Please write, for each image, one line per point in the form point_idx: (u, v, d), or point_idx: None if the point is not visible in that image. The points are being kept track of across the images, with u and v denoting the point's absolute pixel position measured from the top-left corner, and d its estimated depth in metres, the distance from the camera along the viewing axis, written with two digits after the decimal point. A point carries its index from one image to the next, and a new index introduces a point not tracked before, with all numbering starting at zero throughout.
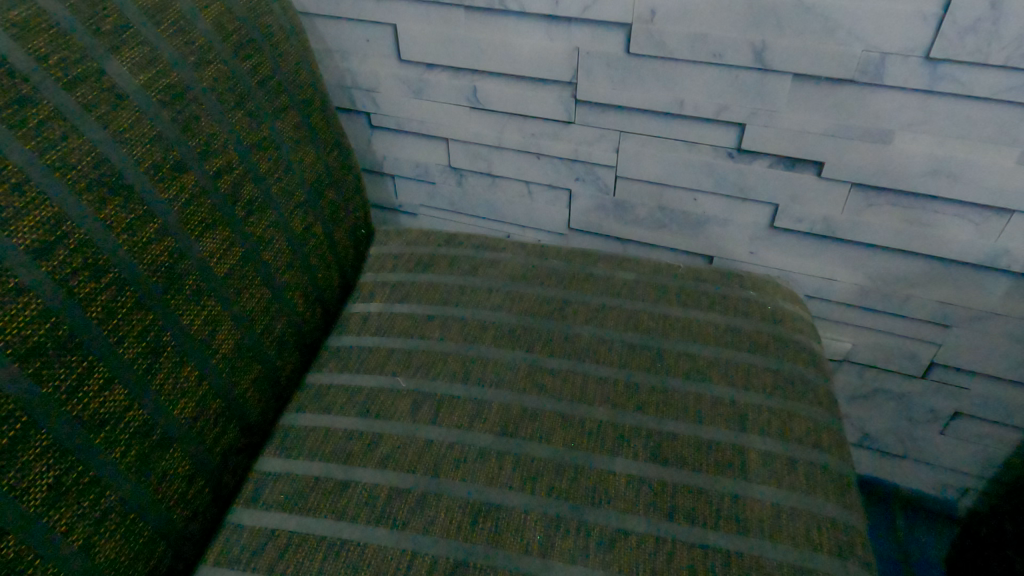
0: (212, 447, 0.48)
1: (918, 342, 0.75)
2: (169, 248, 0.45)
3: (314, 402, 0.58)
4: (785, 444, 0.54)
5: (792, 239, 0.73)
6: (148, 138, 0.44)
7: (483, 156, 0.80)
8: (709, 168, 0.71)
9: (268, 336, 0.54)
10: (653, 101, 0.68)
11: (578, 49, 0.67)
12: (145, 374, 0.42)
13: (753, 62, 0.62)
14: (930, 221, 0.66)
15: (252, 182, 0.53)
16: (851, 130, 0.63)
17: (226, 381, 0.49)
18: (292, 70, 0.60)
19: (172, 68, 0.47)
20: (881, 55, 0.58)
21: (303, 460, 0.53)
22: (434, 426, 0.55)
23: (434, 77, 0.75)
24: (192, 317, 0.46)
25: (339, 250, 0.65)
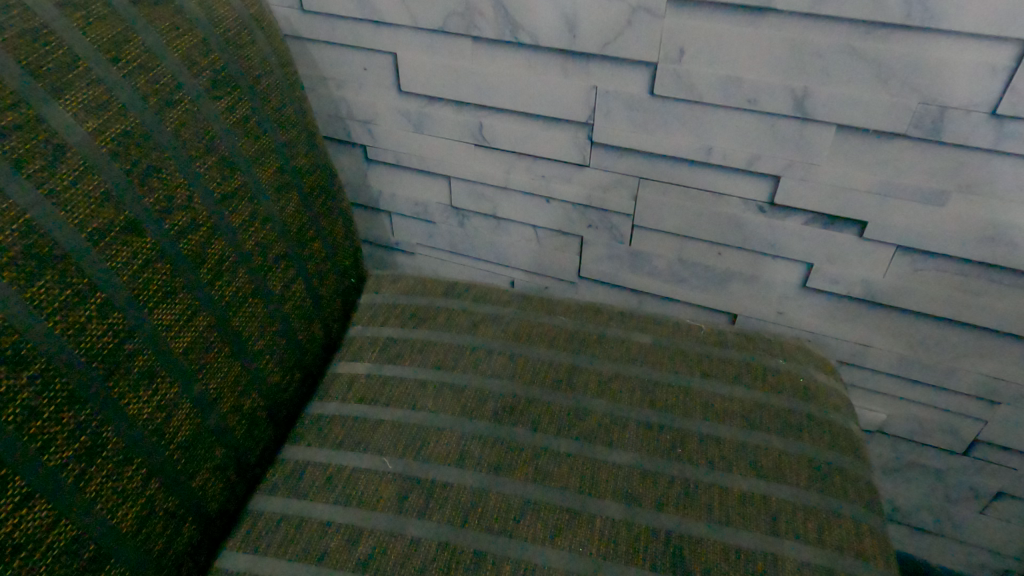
0: (161, 553, 0.41)
1: (962, 417, 0.68)
2: (114, 326, 0.38)
3: (290, 483, 0.51)
4: (824, 554, 0.47)
5: (826, 301, 0.66)
6: (95, 196, 0.38)
7: (487, 197, 0.74)
8: (737, 221, 0.64)
9: (235, 414, 0.47)
10: (678, 148, 0.61)
11: (596, 88, 0.61)
12: (76, 481, 0.35)
13: (793, 110, 0.55)
14: (984, 290, 0.59)
15: (223, 238, 0.46)
16: (900, 189, 0.56)
17: (181, 475, 0.42)
18: (275, 107, 0.53)
19: (129, 112, 0.41)
20: (940, 109, 0.51)
21: (269, 557, 0.46)
22: (422, 520, 0.48)
23: (436, 110, 0.69)
24: (141, 405, 0.39)
25: (323, 305, 0.58)
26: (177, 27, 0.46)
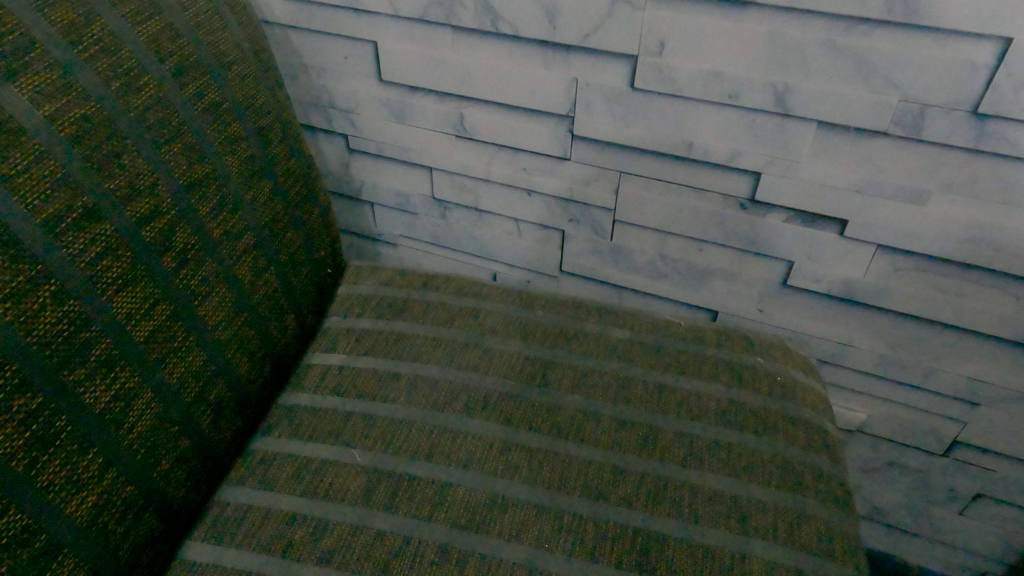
0: (119, 544, 0.41)
1: (941, 418, 0.67)
2: (70, 314, 0.37)
3: (257, 475, 0.51)
4: (791, 554, 0.47)
5: (807, 299, 0.65)
6: (51, 182, 0.37)
7: (469, 188, 0.73)
8: (718, 217, 0.63)
9: (200, 404, 0.47)
10: (659, 142, 0.60)
11: (577, 80, 0.60)
12: (28, 470, 0.35)
13: (773, 106, 0.54)
14: (965, 291, 0.58)
15: (189, 227, 0.46)
16: (881, 187, 0.55)
17: (140, 465, 0.42)
18: (248, 95, 0.53)
19: (90, 96, 0.40)
20: (921, 107, 0.50)
21: (233, 549, 0.46)
22: (388, 514, 0.48)
23: (418, 100, 0.68)
24: (98, 394, 0.39)
25: (296, 295, 0.58)
26: (144, 12, 0.45)
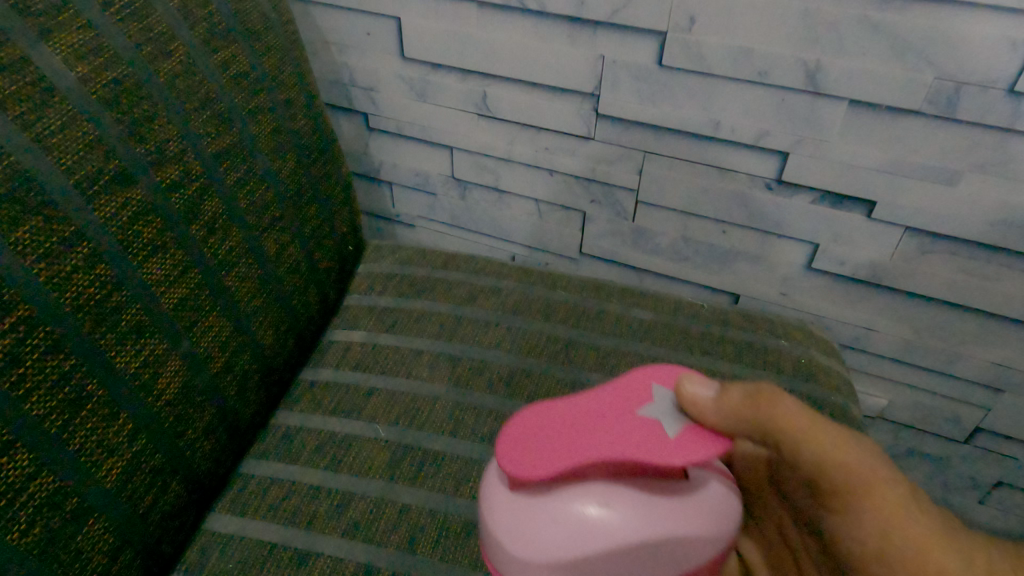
0: (147, 511, 0.40)
1: (965, 405, 0.67)
2: (101, 278, 0.37)
3: (280, 448, 0.50)
4: None
5: (831, 283, 0.65)
6: (83, 144, 0.37)
7: (490, 168, 0.73)
8: (743, 198, 0.63)
9: (226, 374, 0.47)
10: (685, 121, 0.60)
11: (603, 57, 0.59)
12: (60, 432, 0.35)
13: (804, 84, 0.53)
14: (994, 275, 0.57)
15: (216, 196, 0.46)
16: (912, 168, 0.54)
17: (168, 432, 0.42)
18: (272, 67, 0.52)
19: (122, 59, 0.40)
20: (956, 85, 0.49)
21: (258, 520, 0.46)
22: (413, 488, 0.48)
23: (440, 78, 0.68)
24: (128, 359, 0.39)
25: (318, 270, 0.58)
26: None
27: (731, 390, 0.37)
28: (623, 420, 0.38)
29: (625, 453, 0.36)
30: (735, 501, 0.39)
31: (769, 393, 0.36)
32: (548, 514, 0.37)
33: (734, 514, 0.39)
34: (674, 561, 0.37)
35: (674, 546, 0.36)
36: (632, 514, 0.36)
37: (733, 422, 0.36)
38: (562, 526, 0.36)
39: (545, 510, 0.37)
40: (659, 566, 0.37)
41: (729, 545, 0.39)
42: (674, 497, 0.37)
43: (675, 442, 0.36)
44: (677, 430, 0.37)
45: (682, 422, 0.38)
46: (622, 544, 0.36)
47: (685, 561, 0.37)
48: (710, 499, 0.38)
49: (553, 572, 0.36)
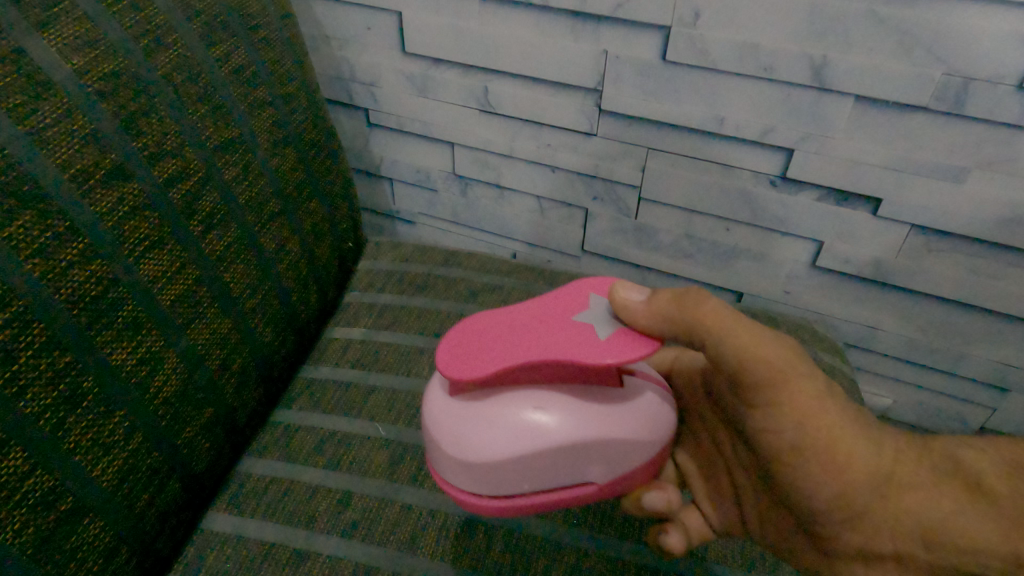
0: (143, 510, 0.40)
1: (970, 405, 0.67)
2: (97, 274, 0.37)
3: (279, 447, 0.50)
4: None
5: (835, 281, 0.64)
6: (79, 138, 0.36)
7: (491, 164, 0.72)
8: (747, 195, 0.62)
9: (225, 372, 0.46)
10: (689, 117, 0.59)
11: (607, 52, 0.58)
12: (55, 430, 0.34)
13: (809, 80, 0.52)
14: (1000, 274, 0.56)
15: (214, 190, 0.45)
16: (919, 166, 0.53)
17: (165, 431, 0.41)
18: (272, 61, 0.52)
19: (119, 52, 0.39)
20: (964, 81, 0.48)
21: (256, 520, 0.45)
22: (413, 487, 0.47)
23: (441, 73, 0.67)
24: (125, 356, 0.38)
25: (319, 266, 0.57)
26: None
27: (659, 294, 0.39)
28: (561, 323, 0.40)
29: (558, 353, 0.38)
30: (668, 409, 0.43)
31: (694, 295, 0.39)
32: (488, 416, 0.40)
33: (663, 421, 0.42)
34: (606, 462, 0.40)
35: (605, 446, 0.40)
36: (564, 413, 0.39)
37: (661, 322, 0.38)
38: (497, 428, 0.39)
39: (483, 414, 0.40)
40: (592, 465, 0.40)
41: (659, 450, 0.42)
42: (604, 403, 0.40)
43: (606, 343, 0.39)
44: (610, 332, 0.40)
45: (616, 326, 0.40)
46: (555, 441, 0.39)
47: (617, 461, 0.40)
48: (641, 406, 0.41)
49: (494, 471, 0.39)
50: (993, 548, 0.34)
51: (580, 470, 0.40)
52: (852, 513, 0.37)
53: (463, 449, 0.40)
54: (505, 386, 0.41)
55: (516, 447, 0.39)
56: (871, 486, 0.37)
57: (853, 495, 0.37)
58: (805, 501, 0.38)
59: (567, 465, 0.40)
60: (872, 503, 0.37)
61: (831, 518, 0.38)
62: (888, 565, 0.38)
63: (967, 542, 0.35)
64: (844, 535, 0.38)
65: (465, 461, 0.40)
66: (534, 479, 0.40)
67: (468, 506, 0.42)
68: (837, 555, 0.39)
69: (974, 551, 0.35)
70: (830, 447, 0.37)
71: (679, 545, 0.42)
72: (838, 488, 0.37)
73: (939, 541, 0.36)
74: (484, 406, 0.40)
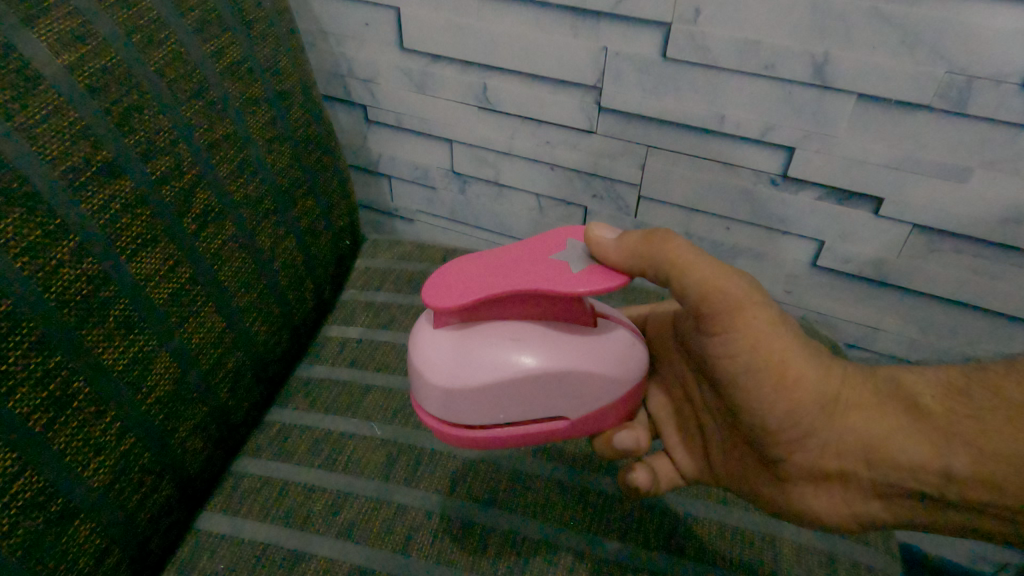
0: (135, 510, 0.40)
1: None
2: (88, 273, 0.36)
3: (275, 446, 0.50)
4: (822, 537, 0.46)
5: (836, 281, 0.64)
6: (70, 134, 0.36)
7: (490, 162, 0.72)
8: (747, 194, 0.61)
9: (219, 371, 0.46)
10: (689, 115, 0.58)
11: (606, 49, 0.58)
12: (45, 431, 0.34)
13: (811, 78, 0.52)
14: (1003, 274, 0.55)
15: (208, 188, 0.45)
16: (921, 165, 0.53)
17: (158, 431, 0.41)
18: (267, 56, 0.51)
19: (110, 47, 0.39)
20: (968, 80, 0.47)
21: (250, 520, 0.45)
22: (408, 487, 0.47)
23: (439, 70, 0.66)
24: (117, 355, 0.38)
25: (315, 265, 0.57)
26: None
27: (630, 234, 0.41)
28: (536, 260, 0.41)
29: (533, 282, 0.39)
30: (641, 349, 0.43)
31: (662, 235, 0.41)
32: (467, 347, 0.40)
33: (636, 361, 0.43)
34: (579, 395, 0.41)
35: (580, 378, 0.40)
36: (541, 345, 0.40)
37: (631, 258, 0.40)
38: (473, 359, 0.39)
39: (459, 347, 0.40)
40: (564, 398, 0.40)
41: (633, 388, 0.43)
42: (576, 339, 0.41)
43: (580, 275, 0.40)
44: (583, 267, 0.41)
45: (589, 263, 0.41)
46: (531, 370, 0.39)
47: (591, 397, 0.41)
48: (613, 344, 0.42)
49: (471, 402, 0.39)
50: (924, 465, 0.36)
51: (555, 404, 0.40)
52: (801, 432, 0.40)
53: (441, 378, 0.40)
54: (481, 322, 0.41)
55: (494, 374, 0.39)
56: (817, 406, 0.39)
57: (802, 414, 0.39)
58: (758, 423, 0.40)
59: (542, 396, 0.40)
60: (818, 422, 0.39)
61: (783, 437, 0.40)
62: (837, 484, 0.40)
63: (902, 459, 0.37)
64: (795, 455, 0.41)
65: (443, 391, 0.40)
66: (509, 411, 0.40)
67: (446, 440, 0.42)
68: (791, 477, 0.41)
69: (908, 468, 0.37)
70: (780, 369, 0.39)
71: (646, 483, 0.44)
72: (788, 408, 0.39)
73: (879, 457, 0.38)
74: (457, 338, 0.40)
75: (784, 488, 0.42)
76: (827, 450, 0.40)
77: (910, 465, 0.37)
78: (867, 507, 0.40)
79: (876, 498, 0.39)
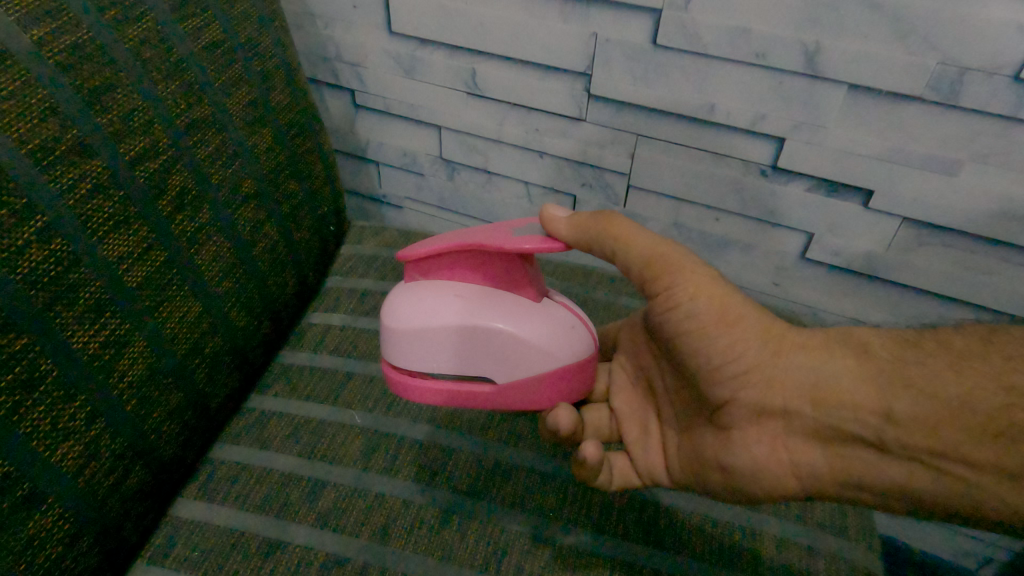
0: (106, 496, 0.39)
1: None
2: (59, 256, 0.35)
3: (253, 433, 0.49)
4: (805, 532, 0.45)
5: (824, 273, 0.63)
6: (36, 112, 0.34)
7: (479, 149, 0.71)
8: (737, 184, 0.61)
9: (195, 355, 0.45)
10: (679, 103, 0.57)
11: (596, 35, 0.57)
12: (10, 415, 0.33)
13: (803, 67, 0.51)
14: (992, 269, 0.55)
15: (184, 170, 0.44)
16: (912, 157, 0.52)
17: (131, 416, 0.40)
18: (249, 37, 0.50)
19: (83, 23, 0.37)
20: (960, 71, 0.46)
21: (226, 508, 0.44)
22: (387, 476, 0.46)
23: (427, 54, 0.65)
24: (87, 339, 0.37)
25: (299, 249, 0.56)
26: None
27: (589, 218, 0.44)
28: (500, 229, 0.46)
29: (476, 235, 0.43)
30: (583, 333, 0.44)
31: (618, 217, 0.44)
32: (420, 295, 0.45)
33: (575, 339, 0.43)
34: (504, 359, 0.42)
35: (511, 341, 0.42)
36: (483, 304, 0.43)
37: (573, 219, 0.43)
38: (418, 298, 0.44)
39: (412, 292, 0.45)
40: (491, 359, 0.42)
41: (571, 365, 0.43)
42: (514, 304, 0.43)
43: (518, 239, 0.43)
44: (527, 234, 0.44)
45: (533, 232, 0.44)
46: (465, 323, 0.42)
47: (517, 361, 0.42)
48: (551, 319, 0.43)
49: (401, 340, 0.44)
50: (869, 405, 0.38)
51: (482, 364, 0.43)
52: (744, 369, 0.41)
53: (395, 318, 0.44)
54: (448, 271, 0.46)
55: (427, 324, 0.43)
56: (759, 347, 0.41)
57: (745, 352, 0.41)
58: (707, 362, 0.42)
59: (474, 354, 0.43)
60: (761, 361, 0.41)
61: (726, 374, 0.41)
62: (779, 427, 0.41)
63: (848, 399, 0.39)
64: (741, 395, 0.42)
65: (391, 331, 0.44)
66: (437, 362, 0.43)
67: (390, 382, 0.46)
68: (735, 421, 0.42)
69: (853, 408, 0.39)
70: (724, 310, 0.41)
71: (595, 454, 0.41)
72: (732, 343, 0.41)
73: (825, 399, 0.40)
74: (417, 284, 0.46)
75: (728, 438, 0.43)
76: (772, 389, 0.41)
77: (854, 405, 0.39)
78: (803, 455, 0.41)
79: (818, 444, 0.40)
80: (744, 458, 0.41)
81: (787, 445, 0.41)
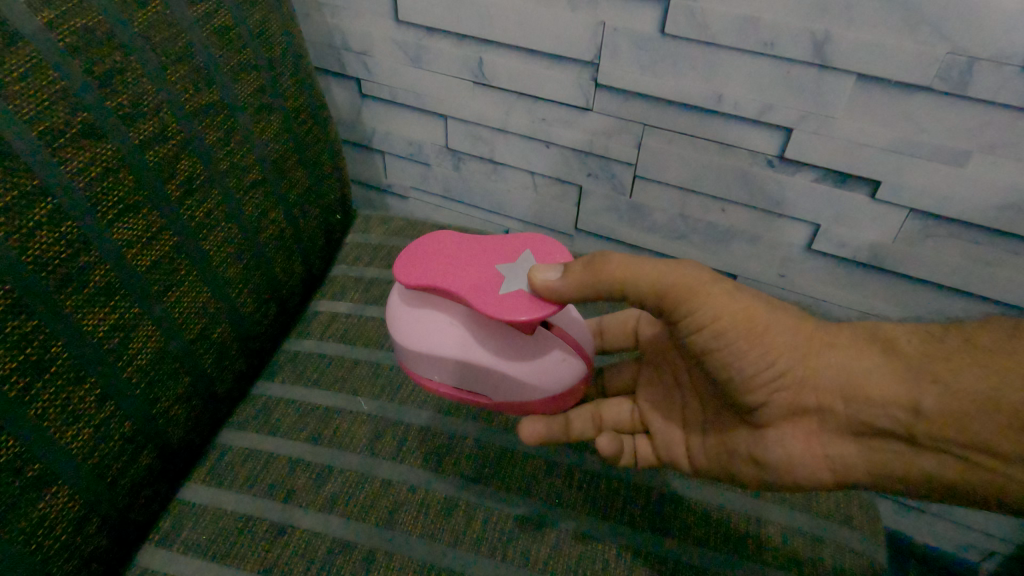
0: (115, 478, 0.39)
1: None
2: (69, 239, 0.35)
3: (259, 420, 0.49)
4: (810, 520, 0.46)
5: (829, 264, 0.63)
6: (44, 94, 0.34)
7: (485, 139, 0.71)
8: (743, 174, 0.61)
9: (201, 340, 0.45)
10: (686, 93, 0.57)
11: (604, 23, 0.57)
12: (20, 396, 0.33)
13: (811, 56, 0.51)
14: (998, 260, 0.55)
15: (191, 155, 0.44)
16: (920, 148, 0.52)
17: (140, 401, 0.40)
18: (257, 23, 0.50)
19: (93, 7, 0.37)
20: (969, 60, 0.46)
21: (233, 492, 0.45)
22: (392, 462, 0.46)
23: (434, 42, 0.65)
24: (97, 321, 0.37)
25: (305, 236, 0.56)
26: None
27: (573, 268, 0.41)
28: (488, 267, 0.44)
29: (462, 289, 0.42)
30: (574, 365, 0.46)
31: (601, 258, 0.40)
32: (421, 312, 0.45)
33: (564, 375, 0.46)
34: (498, 388, 0.45)
35: (502, 377, 0.44)
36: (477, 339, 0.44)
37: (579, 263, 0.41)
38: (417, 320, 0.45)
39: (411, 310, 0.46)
40: (486, 385, 0.45)
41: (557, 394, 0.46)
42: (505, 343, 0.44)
43: (508, 300, 0.41)
44: (516, 289, 0.42)
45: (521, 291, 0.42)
46: (460, 358, 0.44)
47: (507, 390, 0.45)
48: (542, 358, 0.45)
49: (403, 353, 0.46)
50: (898, 398, 0.39)
51: (478, 385, 0.46)
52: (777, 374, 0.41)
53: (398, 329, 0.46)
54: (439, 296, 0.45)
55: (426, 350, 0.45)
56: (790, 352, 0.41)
57: (779, 360, 0.41)
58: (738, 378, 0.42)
59: (468, 379, 0.45)
60: (800, 365, 0.41)
61: (761, 382, 0.41)
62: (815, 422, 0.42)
63: (877, 396, 0.39)
64: (776, 397, 0.42)
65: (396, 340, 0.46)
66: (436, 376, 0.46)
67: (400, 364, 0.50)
68: (772, 419, 0.43)
69: (880, 403, 0.39)
70: (751, 323, 0.40)
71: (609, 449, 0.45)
72: (763, 355, 0.40)
73: (856, 395, 0.40)
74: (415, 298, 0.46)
75: (762, 435, 0.43)
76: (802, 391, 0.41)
77: (883, 400, 0.39)
78: (838, 451, 0.42)
79: (849, 438, 0.41)
80: (779, 454, 0.42)
81: (822, 440, 0.42)
